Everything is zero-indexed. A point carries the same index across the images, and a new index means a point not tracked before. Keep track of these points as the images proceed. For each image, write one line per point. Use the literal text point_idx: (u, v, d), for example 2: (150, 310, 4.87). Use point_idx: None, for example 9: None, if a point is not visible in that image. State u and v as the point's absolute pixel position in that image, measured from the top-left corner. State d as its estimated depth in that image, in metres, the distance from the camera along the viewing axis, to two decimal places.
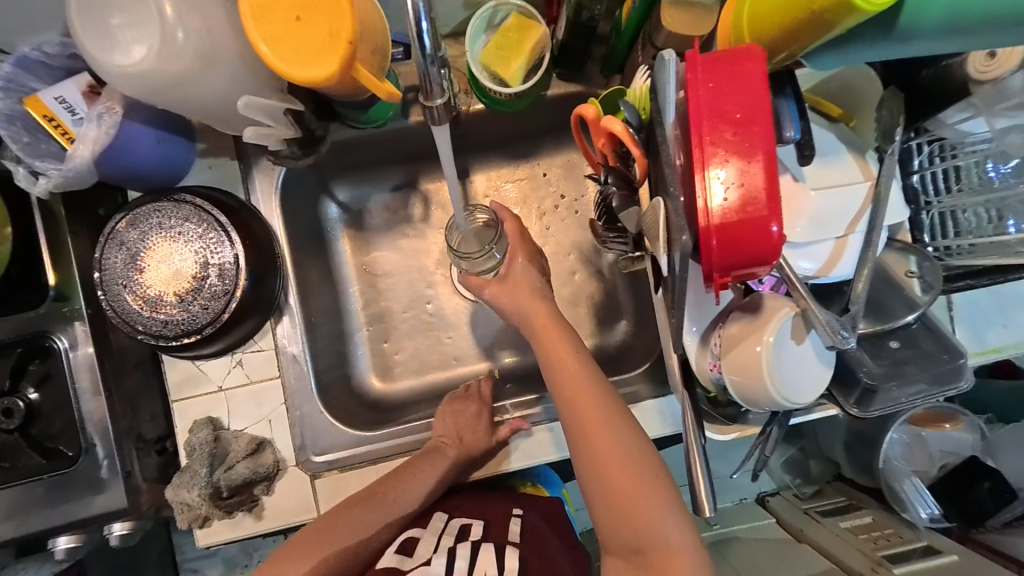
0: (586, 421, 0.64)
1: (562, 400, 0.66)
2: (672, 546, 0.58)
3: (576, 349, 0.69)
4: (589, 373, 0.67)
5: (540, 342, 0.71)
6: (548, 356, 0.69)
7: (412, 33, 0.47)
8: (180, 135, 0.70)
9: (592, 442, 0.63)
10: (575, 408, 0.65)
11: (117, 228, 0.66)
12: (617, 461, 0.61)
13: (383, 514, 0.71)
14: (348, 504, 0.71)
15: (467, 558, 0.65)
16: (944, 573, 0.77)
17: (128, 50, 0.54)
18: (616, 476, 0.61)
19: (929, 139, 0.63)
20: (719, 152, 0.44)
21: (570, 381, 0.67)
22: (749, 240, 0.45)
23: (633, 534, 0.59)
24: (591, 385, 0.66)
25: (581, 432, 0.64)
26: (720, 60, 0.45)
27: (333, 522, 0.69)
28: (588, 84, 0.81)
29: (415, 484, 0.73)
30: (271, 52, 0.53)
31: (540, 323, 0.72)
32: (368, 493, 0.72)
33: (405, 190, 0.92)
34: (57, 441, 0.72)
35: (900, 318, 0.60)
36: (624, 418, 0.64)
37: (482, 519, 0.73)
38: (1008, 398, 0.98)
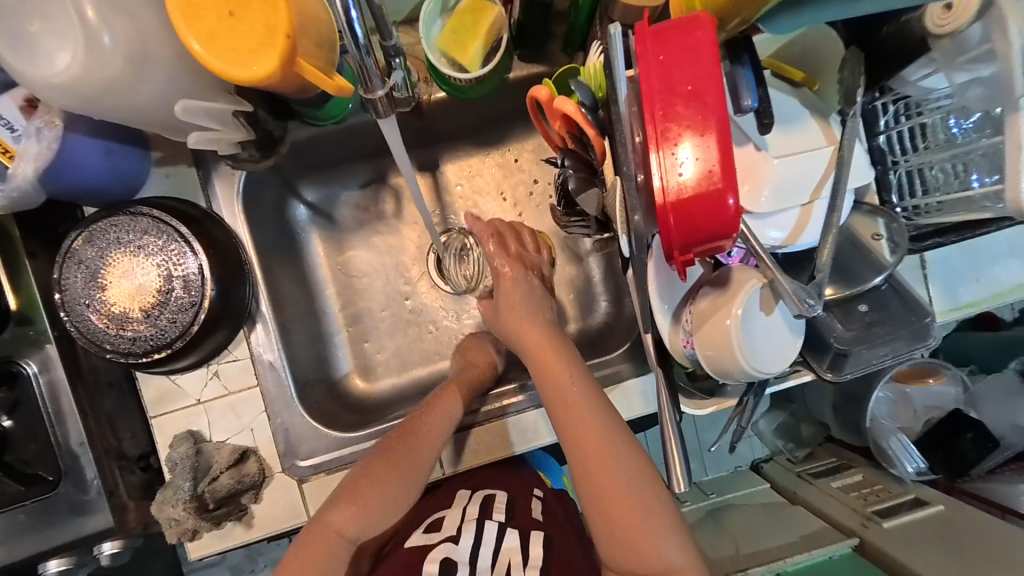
0: (584, 445, 0.64)
1: (559, 426, 0.66)
2: (673, 565, 0.60)
3: (572, 369, 0.68)
4: (587, 396, 0.66)
5: (535, 362, 0.71)
6: (544, 379, 0.69)
7: (342, 24, 0.45)
8: (131, 145, 0.68)
9: (591, 468, 0.63)
10: (574, 432, 0.65)
11: (74, 246, 0.65)
12: (615, 484, 0.62)
13: (423, 459, 0.69)
14: (384, 457, 0.68)
15: (493, 542, 0.69)
16: (930, 524, 0.79)
17: (54, 59, 0.52)
18: (616, 500, 0.62)
19: (895, 98, 0.64)
20: (671, 128, 0.43)
21: (566, 406, 0.66)
22: (706, 216, 0.44)
23: (635, 554, 0.61)
24: (591, 405, 0.66)
25: (580, 456, 0.64)
26: (668, 32, 0.44)
27: (376, 477, 0.67)
28: (551, 64, 0.80)
29: (444, 421, 0.72)
30: (205, 50, 0.51)
31: (536, 348, 0.71)
32: (399, 440, 0.69)
33: (375, 186, 0.90)
34: (35, 466, 0.72)
35: (869, 282, 0.60)
36: (624, 441, 0.64)
37: (506, 492, 0.77)
38: (987, 349, 1.00)
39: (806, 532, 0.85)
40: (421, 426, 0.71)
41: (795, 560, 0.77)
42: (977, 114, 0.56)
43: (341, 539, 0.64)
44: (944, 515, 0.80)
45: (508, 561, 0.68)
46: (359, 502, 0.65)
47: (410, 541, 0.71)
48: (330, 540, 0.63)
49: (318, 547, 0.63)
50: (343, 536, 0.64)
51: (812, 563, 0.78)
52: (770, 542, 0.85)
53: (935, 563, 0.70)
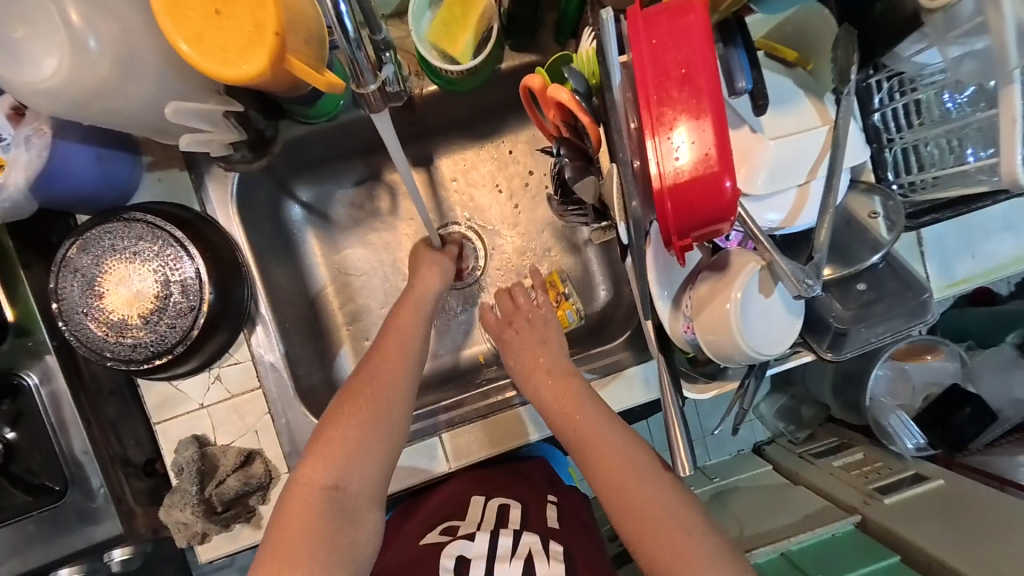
0: (609, 470, 0.62)
1: (580, 456, 0.65)
2: None
3: (583, 396, 0.68)
4: (600, 418, 0.66)
5: (546, 395, 0.70)
6: (558, 412, 0.68)
7: (331, 17, 0.45)
8: (122, 151, 0.67)
9: (623, 495, 0.60)
10: (596, 458, 0.63)
11: (69, 254, 0.64)
12: (654, 509, 0.59)
13: (388, 391, 0.65)
14: (341, 403, 0.64)
15: (512, 536, 0.69)
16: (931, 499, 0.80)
17: (39, 65, 0.51)
18: (649, 517, 0.59)
19: (888, 75, 0.64)
20: (665, 112, 0.43)
21: (583, 431, 0.65)
22: (703, 200, 0.44)
23: None
24: (612, 431, 0.65)
25: (607, 479, 0.62)
26: (660, 15, 0.43)
27: (336, 420, 0.63)
28: (543, 53, 0.79)
29: (393, 356, 0.69)
30: (193, 51, 0.50)
31: (545, 378, 0.71)
32: (354, 385, 0.66)
33: (369, 183, 0.90)
34: (41, 477, 0.71)
35: (866, 260, 0.60)
36: (647, 465, 0.62)
37: (519, 502, 0.77)
38: (984, 324, 1.01)
39: (808, 510, 0.86)
40: (371, 365, 0.68)
41: (799, 539, 0.79)
42: (971, 89, 0.56)
43: (318, 486, 0.59)
44: (942, 488, 0.81)
45: (529, 549, 0.68)
46: (324, 448, 0.61)
47: (426, 539, 0.71)
48: (306, 492, 0.59)
49: (298, 503, 0.58)
50: (321, 486, 0.59)
51: (817, 541, 0.80)
52: (774, 523, 0.86)
53: (948, 541, 0.70)
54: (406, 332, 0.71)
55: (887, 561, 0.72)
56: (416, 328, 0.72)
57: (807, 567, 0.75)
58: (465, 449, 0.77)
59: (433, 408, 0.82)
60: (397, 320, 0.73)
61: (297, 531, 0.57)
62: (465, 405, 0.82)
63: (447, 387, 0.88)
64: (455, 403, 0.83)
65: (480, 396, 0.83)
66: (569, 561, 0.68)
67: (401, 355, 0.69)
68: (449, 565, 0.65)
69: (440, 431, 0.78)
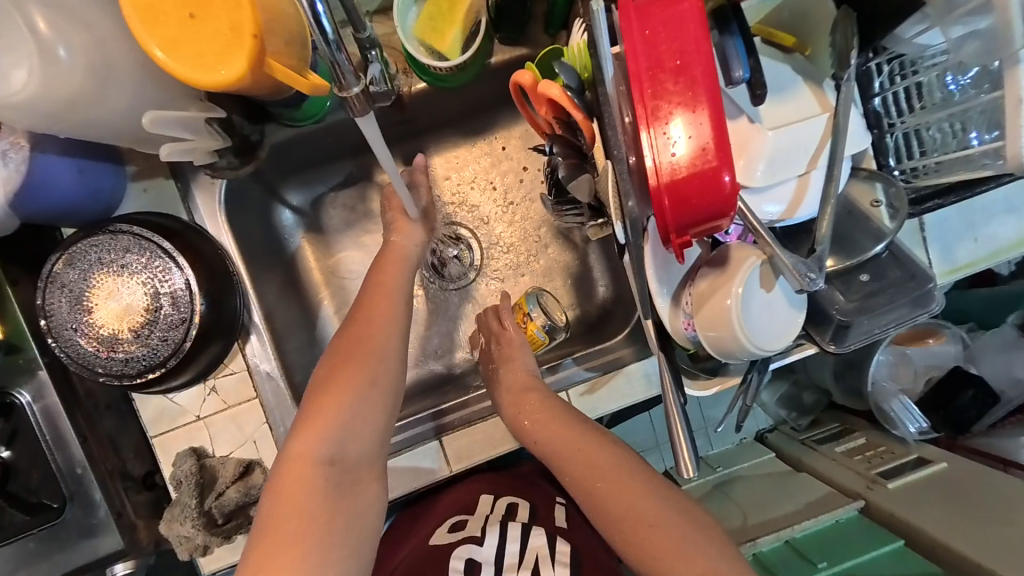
0: (579, 471, 0.65)
1: (550, 458, 0.68)
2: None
3: (544, 397, 0.71)
4: (562, 420, 0.69)
5: (509, 402, 0.72)
6: (516, 418, 0.70)
7: (309, 19, 0.43)
8: (103, 162, 0.65)
9: (594, 492, 0.63)
10: (567, 458, 0.66)
11: (55, 270, 0.63)
12: (626, 506, 0.61)
13: (374, 351, 0.65)
14: (331, 372, 0.63)
15: (519, 539, 0.69)
16: (931, 482, 0.79)
17: (9, 77, 0.50)
18: (623, 512, 0.61)
19: (888, 58, 0.62)
20: (661, 103, 0.42)
21: (553, 435, 0.68)
22: (701, 194, 0.43)
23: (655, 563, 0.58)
24: (576, 433, 0.67)
25: (581, 480, 0.64)
26: (651, 4, 0.42)
27: (327, 387, 0.61)
28: (534, 45, 0.76)
29: (376, 320, 0.67)
30: (168, 58, 0.49)
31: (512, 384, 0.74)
32: (342, 352, 0.64)
33: (361, 184, 0.88)
34: (39, 495, 0.70)
35: (868, 251, 0.59)
36: (628, 462, 0.65)
37: (528, 501, 0.77)
38: (986, 305, 1.00)
39: (811, 498, 0.85)
40: (356, 331, 0.66)
41: (803, 527, 0.79)
42: (974, 69, 0.55)
43: (319, 457, 0.58)
44: (945, 472, 0.80)
45: (536, 554, 0.68)
46: (319, 418, 0.60)
47: (435, 538, 0.71)
48: (306, 463, 0.58)
49: (296, 475, 0.57)
50: (321, 454, 0.58)
51: (818, 529, 0.79)
52: (777, 511, 0.86)
53: (949, 526, 0.70)
54: (389, 296, 0.69)
55: (892, 545, 0.72)
56: (397, 290, 0.70)
57: (812, 555, 0.75)
58: (466, 452, 0.76)
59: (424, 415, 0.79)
60: (377, 283, 0.70)
61: (298, 502, 0.56)
62: (471, 406, 0.80)
63: (448, 389, 0.87)
64: (454, 406, 0.80)
65: (484, 396, 0.81)
66: (577, 564, 0.68)
67: (384, 318, 0.67)
68: (459, 566, 0.66)
69: (436, 435, 0.76)
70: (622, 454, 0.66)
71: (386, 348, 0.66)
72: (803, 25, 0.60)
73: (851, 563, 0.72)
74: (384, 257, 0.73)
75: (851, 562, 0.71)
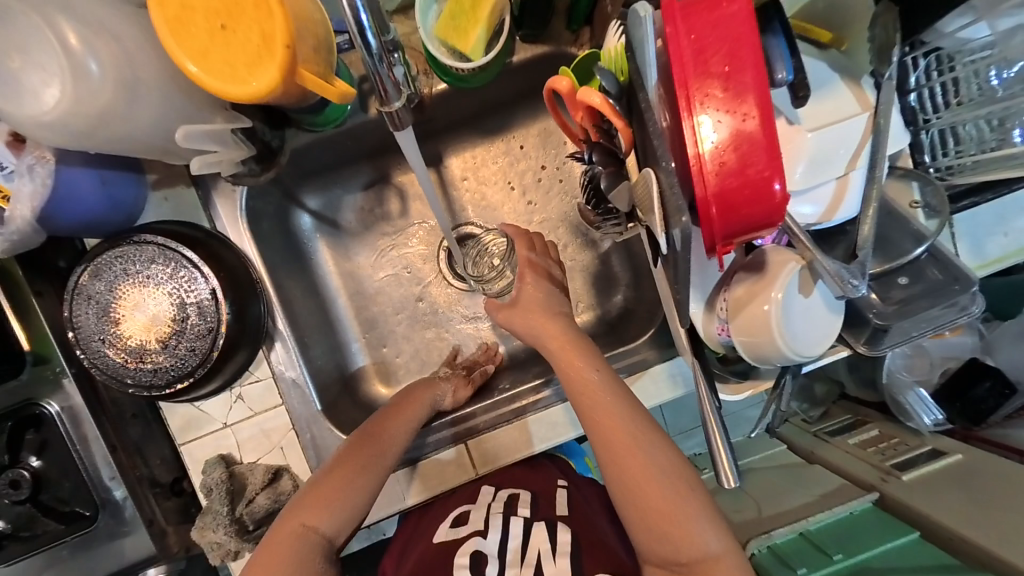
0: (615, 446, 0.63)
1: (591, 428, 0.65)
2: (714, 553, 0.58)
3: (596, 365, 0.67)
4: (612, 391, 0.65)
5: (558, 361, 0.68)
6: (567, 376, 0.67)
7: (353, 31, 0.43)
8: (124, 170, 0.64)
9: (627, 474, 0.61)
10: (603, 434, 0.63)
11: (81, 282, 0.63)
12: (654, 490, 0.60)
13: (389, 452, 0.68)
14: (342, 462, 0.66)
15: (520, 536, 0.70)
16: (949, 475, 0.78)
17: (39, 94, 0.49)
18: (653, 497, 0.60)
19: (925, 52, 0.60)
20: (708, 110, 0.40)
21: (589, 403, 0.65)
22: (749, 204, 0.42)
23: (675, 548, 0.59)
24: (613, 400, 0.65)
25: (612, 461, 0.62)
26: (698, 5, 0.41)
27: (333, 479, 0.65)
28: (556, 42, 0.74)
29: (397, 424, 0.70)
30: (201, 70, 0.49)
31: (552, 338, 0.70)
32: (355, 447, 0.67)
33: (379, 186, 0.87)
34: (71, 503, 0.71)
35: (909, 253, 0.58)
36: (656, 436, 0.63)
37: (529, 488, 0.77)
38: (1001, 294, 0.96)
39: (825, 490, 0.85)
40: (378, 428, 0.69)
41: (817, 519, 0.78)
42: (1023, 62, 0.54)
43: (312, 536, 0.62)
44: (962, 463, 0.80)
45: (536, 550, 0.68)
46: (325, 499, 0.64)
47: (438, 535, 0.72)
48: (298, 539, 0.62)
49: (285, 548, 0.61)
50: (313, 536, 0.63)
51: (835, 520, 0.78)
52: (794, 501, 0.85)
53: (958, 513, 0.70)
54: (409, 418, 0.72)
55: (910, 537, 0.71)
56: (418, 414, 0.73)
57: (829, 547, 0.73)
58: (490, 454, 0.75)
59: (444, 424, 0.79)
60: (409, 394, 0.75)
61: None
62: (475, 417, 0.79)
63: None
64: (466, 415, 0.80)
65: (497, 404, 0.80)
66: (576, 555, 0.68)
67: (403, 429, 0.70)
68: (465, 562, 0.67)
69: (452, 443, 0.75)
70: (665, 439, 0.64)
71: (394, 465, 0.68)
72: (841, 19, 0.59)
73: (867, 555, 0.70)
74: (418, 385, 0.76)
75: (867, 555, 0.70)
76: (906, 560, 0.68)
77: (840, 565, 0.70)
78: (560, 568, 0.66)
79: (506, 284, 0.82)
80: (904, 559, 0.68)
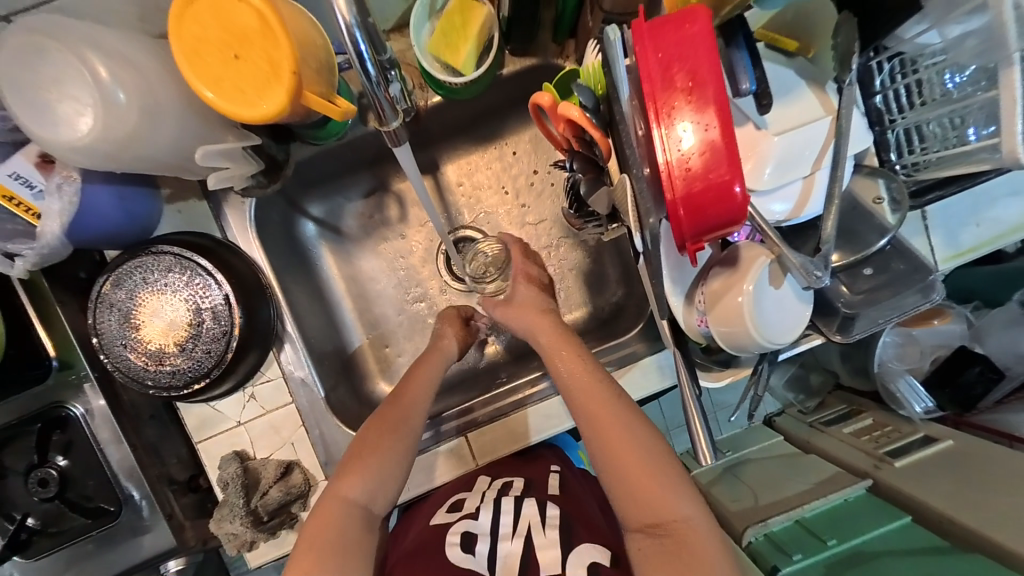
0: (597, 417, 0.67)
1: (573, 405, 0.69)
2: (686, 517, 0.61)
3: (579, 351, 0.72)
4: (592, 370, 0.70)
5: (545, 351, 0.73)
6: (552, 358, 0.72)
7: (353, 57, 0.47)
8: (140, 187, 0.69)
9: (608, 443, 0.65)
10: (587, 409, 0.67)
11: (103, 291, 0.67)
12: (633, 458, 0.64)
13: (411, 418, 0.72)
14: (367, 436, 0.69)
15: (511, 513, 0.73)
16: (939, 460, 0.82)
17: (73, 123, 0.54)
18: (630, 463, 0.64)
19: (889, 56, 0.63)
20: (679, 122, 0.44)
21: (574, 373, 0.70)
22: (713, 205, 0.46)
23: (651, 509, 0.62)
24: (587, 377, 0.69)
25: (594, 432, 0.66)
26: (664, 26, 0.45)
27: (365, 448, 0.68)
28: (543, 54, 0.79)
29: (418, 383, 0.75)
30: (217, 96, 0.54)
31: (540, 328, 0.75)
32: (374, 426, 0.70)
33: (378, 193, 0.91)
34: (95, 500, 0.75)
35: (873, 244, 0.63)
36: (629, 409, 0.67)
37: (523, 477, 0.81)
38: (994, 281, 0.99)
39: (822, 478, 0.87)
40: (396, 397, 0.73)
41: (813, 506, 0.80)
42: (971, 67, 0.56)
43: (347, 503, 0.65)
44: (953, 449, 0.83)
45: (528, 523, 0.72)
46: (358, 467, 0.67)
47: (436, 518, 0.76)
48: (337, 506, 0.65)
49: (329, 518, 0.64)
50: (354, 503, 0.65)
51: (828, 507, 0.81)
52: (788, 491, 0.87)
53: (941, 496, 0.74)
54: (419, 387, 0.75)
55: (899, 522, 0.74)
56: (430, 380, 0.76)
57: (822, 533, 0.77)
58: (489, 446, 0.79)
59: (455, 413, 0.84)
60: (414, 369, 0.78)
61: (322, 539, 0.62)
62: (475, 410, 0.84)
63: (468, 384, 0.91)
64: (473, 406, 0.84)
65: (500, 396, 0.85)
66: (565, 527, 0.71)
67: (410, 390, 0.74)
68: (457, 540, 0.70)
69: (460, 433, 0.80)
70: (639, 413, 0.68)
71: (416, 426, 0.72)
72: (804, 28, 0.62)
73: (859, 540, 0.74)
74: (427, 353, 0.80)
75: (859, 539, 0.74)
76: (894, 543, 0.72)
77: (835, 551, 0.73)
78: (549, 539, 0.69)
79: (500, 286, 0.89)
80: (891, 543, 0.72)
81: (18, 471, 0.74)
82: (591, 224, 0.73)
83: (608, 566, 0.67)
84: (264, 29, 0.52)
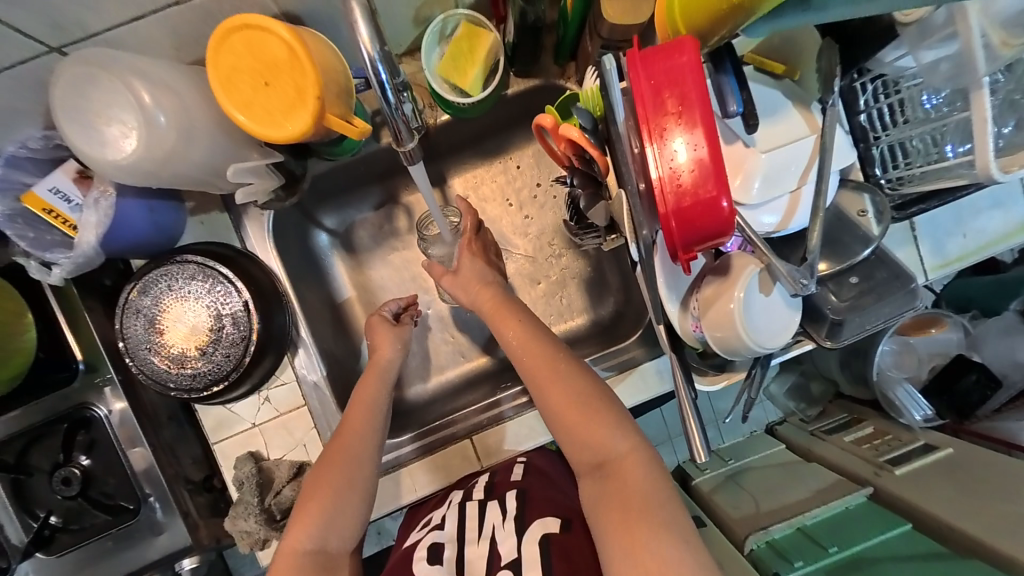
0: (537, 371, 0.70)
1: (516, 361, 0.72)
2: (623, 452, 0.65)
3: (520, 316, 0.75)
4: (533, 333, 0.73)
5: (490, 319, 0.76)
6: (496, 321, 0.75)
7: (374, 84, 0.51)
8: (168, 200, 0.73)
9: (547, 391, 0.68)
10: (528, 367, 0.71)
11: (130, 297, 0.71)
12: (570, 403, 0.67)
13: (362, 441, 0.72)
14: (317, 478, 0.69)
15: (474, 519, 0.75)
16: (937, 467, 0.83)
17: (117, 144, 0.58)
18: (571, 412, 0.67)
19: (872, 78, 0.66)
20: (672, 140, 0.48)
21: (519, 335, 0.73)
22: (701, 218, 0.50)
23: (590, 448, 0.65)
24: (526, 338, 0.72)
25: (536, 385, 0.69)
26: (655, 55, 0.49)
27: (317, 489, 0.68)
28: (545, 75, 0.83)
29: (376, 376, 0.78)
30: (248, 119, 0.59)
31: (483, 300, 0.78)
32: (324, 464, 0.70)
33: (388, 206, 0.96)
34: (115, 498, 0.79)
35: (858, 254, 0.66)
36: (567, 360, 0.70)
37: (488, 470, 0.83)
38: (991, 291, 1.02)
39: (819, 486, 0.88)
40: (341, 435, 0.72)
41: (813, 514, 0.82)
42: (947, 90, 0.60)
43: (300, 554, 0.65)
44: (952, 456, 0.84)
45: (491, 524, 0.74)
46: (306, 517, 0.67)
47: (409, 540, 0.78)
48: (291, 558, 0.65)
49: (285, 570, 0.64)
50: (313, 551, 0.66)
51: (829, 515, 0.83)
52: (790, 498, 0.88)
53: (932, 499, 0.77)
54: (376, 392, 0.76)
55: (898, 530, 0.75)
56: (382, 394, 0.77)
57: (823, 540, 0.78)
58: (493, 447, 0.83)
59: (438, 426, 0.87)
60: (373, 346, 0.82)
61: None
62: (457, 423, 0.87)
63: (474, 389, 0.95)
64: (441, 425, 0.87)
65: (475, 412, 0.88)
66: (523, 504, 0.75)
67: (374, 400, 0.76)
68: (424, 555, 0.73)
69: (469, 434, 0.83)
70: (581, 363, 0.71)
71: None
72: (793, 50, 0.66)
73: (861, 546, 0.75)
74: (367, 372, 0.79)
75: (861, 546, 0.75)
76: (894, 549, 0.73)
77: (836, 558, 0.75)
78: (508, 530, 0.73)
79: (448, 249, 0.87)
80: (891, 550, 0.73)
81: (42, 470, 0.77)
82: (590, 237, 0.77)
83: (558, 532, 0.71)
84: (292, 59, 0.57)
